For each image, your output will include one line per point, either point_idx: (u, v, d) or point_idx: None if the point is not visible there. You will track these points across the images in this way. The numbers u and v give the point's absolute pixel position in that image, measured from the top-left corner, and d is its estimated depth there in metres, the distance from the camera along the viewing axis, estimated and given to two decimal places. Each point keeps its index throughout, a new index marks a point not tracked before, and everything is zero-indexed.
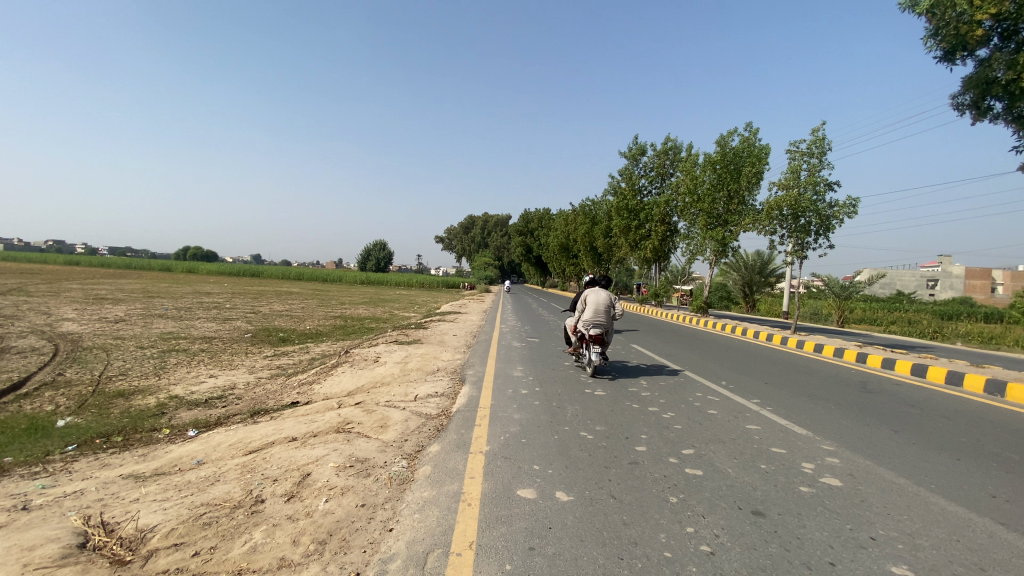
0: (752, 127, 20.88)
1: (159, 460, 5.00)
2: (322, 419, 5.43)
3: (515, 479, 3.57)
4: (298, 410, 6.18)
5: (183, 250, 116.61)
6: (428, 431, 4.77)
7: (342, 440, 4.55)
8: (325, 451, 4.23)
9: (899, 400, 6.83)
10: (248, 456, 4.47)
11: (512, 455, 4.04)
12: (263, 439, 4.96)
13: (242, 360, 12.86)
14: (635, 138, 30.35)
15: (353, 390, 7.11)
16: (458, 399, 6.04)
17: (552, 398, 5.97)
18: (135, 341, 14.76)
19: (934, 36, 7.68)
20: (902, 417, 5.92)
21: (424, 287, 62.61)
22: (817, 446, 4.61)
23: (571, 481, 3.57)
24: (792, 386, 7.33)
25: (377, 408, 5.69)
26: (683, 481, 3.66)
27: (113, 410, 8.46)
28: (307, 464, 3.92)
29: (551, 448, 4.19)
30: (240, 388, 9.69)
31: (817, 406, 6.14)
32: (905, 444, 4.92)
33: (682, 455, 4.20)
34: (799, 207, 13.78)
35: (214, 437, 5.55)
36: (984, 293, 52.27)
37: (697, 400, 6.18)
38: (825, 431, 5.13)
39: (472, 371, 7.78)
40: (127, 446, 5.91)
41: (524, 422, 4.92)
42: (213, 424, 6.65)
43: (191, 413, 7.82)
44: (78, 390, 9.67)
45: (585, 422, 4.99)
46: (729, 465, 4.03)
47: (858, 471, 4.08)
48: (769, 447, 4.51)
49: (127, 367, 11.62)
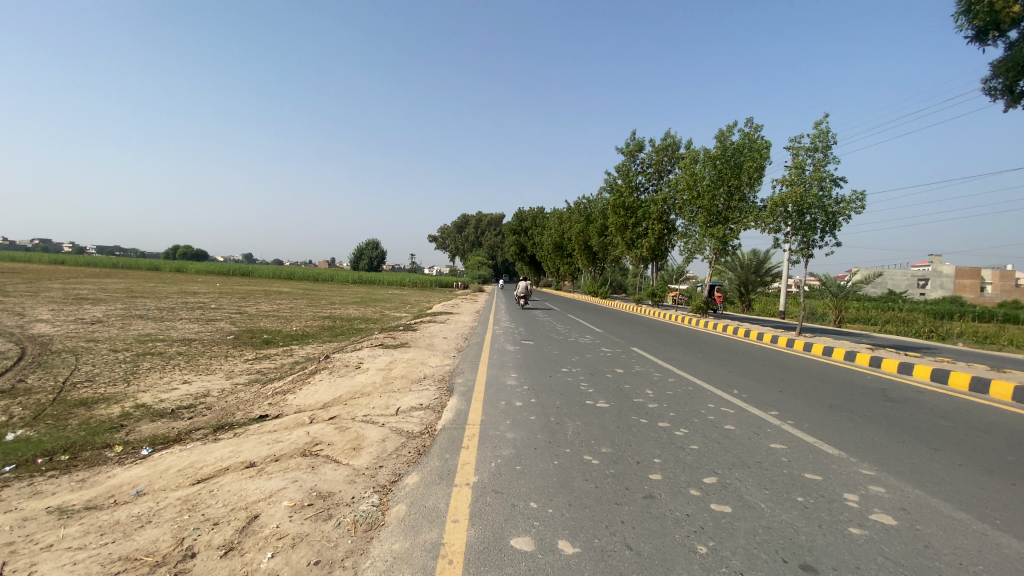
0: (753, 123, 20.36)
1: (96, 489, 4.32)
2: (290, 438, 4.77)
3: (507, 524, 2.92)
4: (266, 425, 5.52)
5: (172, 249, 114.57)
6: (406, 454, 4.12)
7: (306, 468, 3.88)
8: (282, 484, 3.56)
9: (928, 410, 6.25)
10: (194, 488, 3.81)
11: (505, 487, 3.41)
12: (216, 465, 4.29)
13: (220, 364, 12.13)
14: (632, 133, 29.45)
15: (329, 402, 6.44)
16: (444, 413, 5.38)
17: (549, 412, 5.32)
18: (109, 344, 13.97)
19: (967, 13, 7.13)
20: (937, 430, 5.36)
21: (416, 287, 61.66)
22: (855, 471, 4.01)
23: (575, 525, 2.93)
24: (809, 396, 6.71)
25: (351, 425, 5.03)
26: (710, 522, 3.03)
27: (71, 421, 7.72)
28: (258, 502, 3.27)
29: (551, 479, 3.55)
30: (212, 397, 8.94)
31: (842, 419, 5.54)
32: (952, 466, 4.33)
33: (704, 485, 3.57)
34: (805, 203, 13.21)
35: (166, 458, 4.87)
36: (972, 292, 52.64)
37: (710, 412, 5.56)
38: (859, 451, 4.53)
39: (462, 380, 7.14)
40: (69, 467, 5.21)
41: (518, 444, 4.27)
42: (172, 440, 5.97)
43: (153, 426, 7.11)
44: (36, 399, 8.91)
45: (588, 443, 4.34)
46: (760, 498, 3.41)
47: (911, 504, 3.47)
48: (801, 473, 3.90)
49: (95, 373, 10.81)
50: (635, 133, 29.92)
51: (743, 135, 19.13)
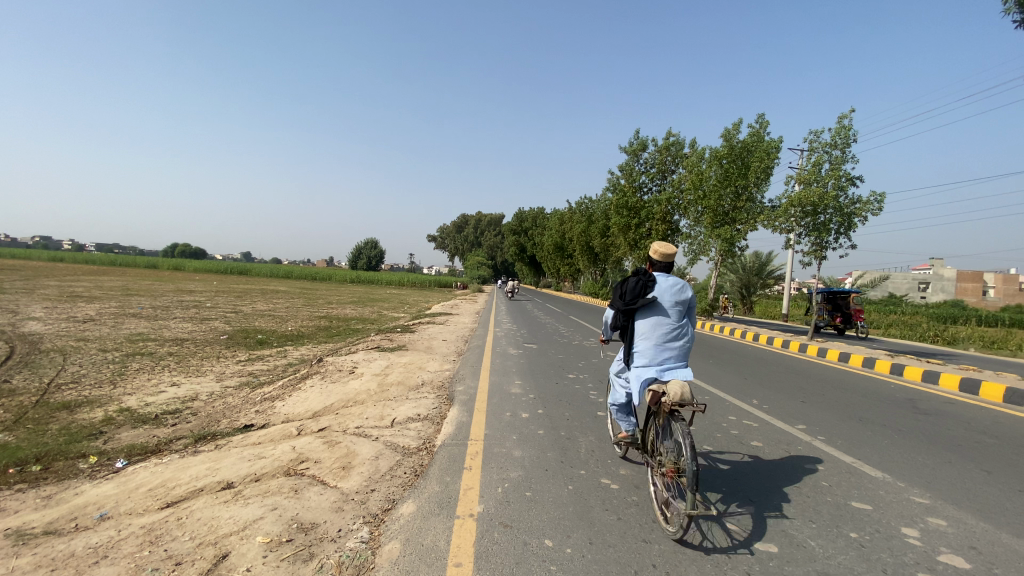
0: (762, 119, 19.85)
1: (60, 508, 3.88)
2: (273, 454, 4.31)
3: (519, 569, 2.48)
4: (250, 436, 5.07)
5: (168, 246, 112.91)
6: (402, 475, 3.68)
7: (288, 492, 3.43)
8: (259, 512, 3.11)
9: (965, 424, 5.83)
10: (161, 514, 3.37)
11: (514, 520, 2.97)
12: (190, 484, 3.85)
13: (211, 365, 11.65)
14: (635, 132, 29.05)
15: (320, 411, 5.99)
16: (444, 425, 4.94)
17: (559, 426, 4.88)
18: (98, 343, 13.45)
19: None
20: (982, 449, 4.96)
21: (416, 287, 60.96)
22: (908, 501, 3.60)
23: (601, 571, 2.48)
24: (834, 407, 6.29)
25: (342, 438, 4.58)
26: (756, 566, 2.59)
27: (50, 426, 7.26)
28: (231, 535, 2.85)
29: (567, 509, 3.11)
30: (200, 402, 8.46)
31: (877, 436, 5.13)
32: (1013, 492, 3.91)
33: (740, 516, 3.16)
34: (824, 202, 12.66)
35: (139, 474, 4.42)
36: (976, 296, 51.98)
37: (734, 426, 5.11)
38: (906, 476, 4.13)
39: (462, 387, 6.70)
40: (38, 480, 4.77)
41: (527, 464, 3.84)
42: (152, 450, 5.52)
43: (134, 433, 6.64)
44: (19, 401, 8.47)
45: (604, 464, 3.90)
46: (808, 534, 2.99)
47: (980, 542, 3.06)
48: (848, 501, 3.51)
49: (82, 374, 10.33)
50: (638, 132, 29.57)
51: (751, 133, 18.69)
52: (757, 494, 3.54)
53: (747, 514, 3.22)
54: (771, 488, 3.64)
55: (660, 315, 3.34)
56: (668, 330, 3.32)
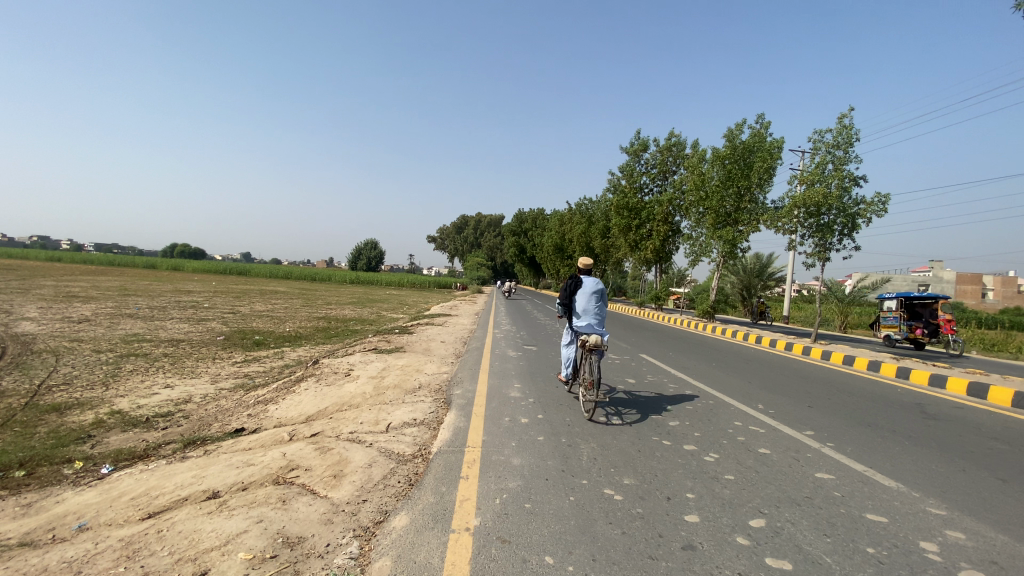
0: (763, 120, 19.74)
1: (38, 518, 3.71)
2: (263, 461, 4.14)
3: None
4: (240, 441, 4.91)
5: (168, 246, 112.76)
6: (396, 485, 3.52)
7: (276, 502, 3.27)
8: (244, 525, 2.95)
9: (975, 429, 5.68)
10: (142, 525, 3.20)
11: (513, 534, 2.81)
12: (174, 493, 3.68)
13: (207, 367, 11.48)
14: (636, 133, 28.91)
15: (313, 416, 5.82)
16: (441, 431, 4.77)
17: (560, 432, 4.72)
18: (92, 344, 13.26)
19: None
20: (995, 455, 4.81)
21: (416, 288, 60.79)
22: (925, 512, 3.45)
23: None
24: (841, 411, 6.14)
25: (334, 444, 4.41)
26: None
27: (38, 429, 7.09)
28: (212, 551, 2.68)
29: (569, 522, 2.95)
30: (193, 405, 8.27)
31: (887, 442, 4.99)
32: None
33: (751, 530, 2.99)
34: (828, 203, 12.52)
35: (123, 481, 4.25)
36: (975, 298, 51.99)
37: (740, 432, 4.95)
38: (920, 484, 3.98)
39: (460, 390, 6.54)
40: (18, 486, 4.59)
41: (527, 473, 3.68)
42: (140, 455, 5.35)
43: (124, 437, 6.47)
44: (8, 403, 8.28)
45: (607, 473, 3.74)
46: (823, 550, 2.83)
47: (1003, 555, 2.91)
48: (862, 513, 3.34)
49: (74, 376, 10.15)
50: (639, 133, 29.42)
51: (752, 134, 18.56)
52: (650, 407, 5.86)
53: (637, 413, 5.57)
54: (660, 405, 5.95)
55: (583, 298, 5.41)
56: (589, 307, 5.37)
